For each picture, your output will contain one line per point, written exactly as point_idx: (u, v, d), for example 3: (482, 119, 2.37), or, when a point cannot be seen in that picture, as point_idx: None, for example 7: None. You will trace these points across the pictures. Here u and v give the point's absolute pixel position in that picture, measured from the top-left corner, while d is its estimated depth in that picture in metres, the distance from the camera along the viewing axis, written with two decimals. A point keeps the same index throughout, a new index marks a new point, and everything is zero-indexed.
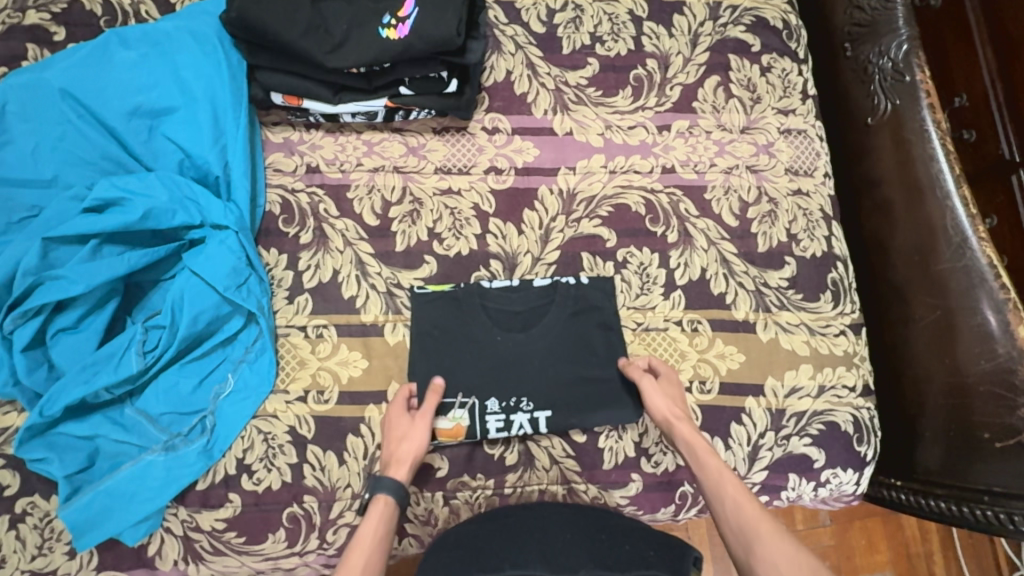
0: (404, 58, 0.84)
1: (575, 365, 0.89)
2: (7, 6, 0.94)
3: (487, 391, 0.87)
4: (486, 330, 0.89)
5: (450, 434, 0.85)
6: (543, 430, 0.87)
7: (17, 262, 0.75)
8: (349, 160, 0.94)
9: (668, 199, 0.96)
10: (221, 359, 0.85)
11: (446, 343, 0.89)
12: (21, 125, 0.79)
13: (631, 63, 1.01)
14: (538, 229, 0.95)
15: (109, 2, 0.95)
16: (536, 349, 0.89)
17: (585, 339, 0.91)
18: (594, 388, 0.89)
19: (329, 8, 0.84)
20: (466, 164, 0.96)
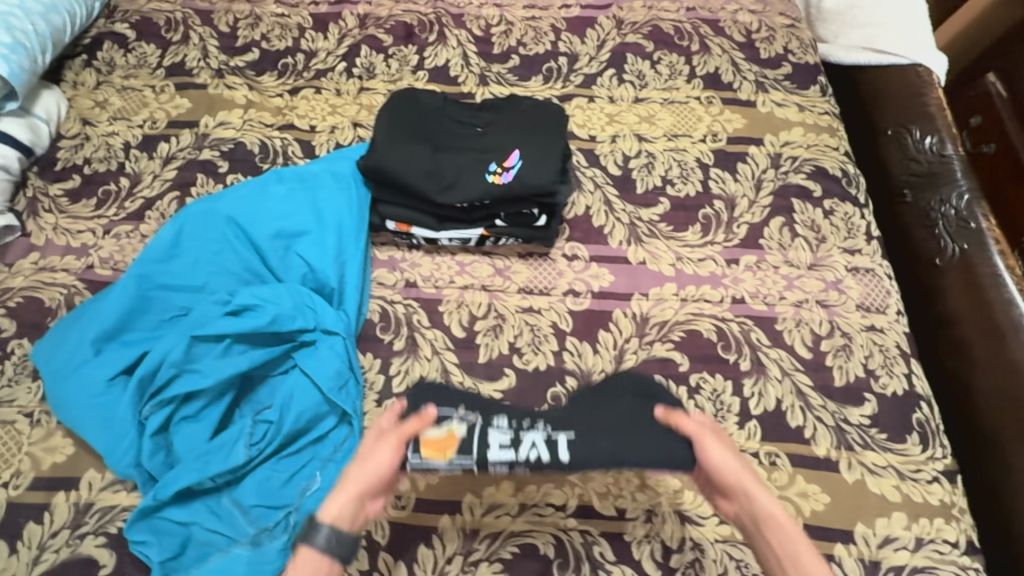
0: (509, 197, 0.98)
1: (612, 412, 0.84)
2: (188, 146, 1.19)
3: (493, 414, 0.81)
4: (492, 394, 0.87)
5: (433, 446, 0.77)
6: (561, 459, 0.77)
7: (163, 356, 0.86)
8: (443, 277, 1.06)
9: (739, 328, 1.00)
10: (311, 455, 0.90)
11: (446, 396, 0.87)
12: (189, 240, 0.94)
13: (699, 202, 1.12)
14: (613, 349, 1.00)
15: (266, 144, 1.19)
16: (563, 407, 0.87)
17: (624, 408, 0.86)
18: (637, 433, 0.81)
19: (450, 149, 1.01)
20: (547, 285, 1.06)
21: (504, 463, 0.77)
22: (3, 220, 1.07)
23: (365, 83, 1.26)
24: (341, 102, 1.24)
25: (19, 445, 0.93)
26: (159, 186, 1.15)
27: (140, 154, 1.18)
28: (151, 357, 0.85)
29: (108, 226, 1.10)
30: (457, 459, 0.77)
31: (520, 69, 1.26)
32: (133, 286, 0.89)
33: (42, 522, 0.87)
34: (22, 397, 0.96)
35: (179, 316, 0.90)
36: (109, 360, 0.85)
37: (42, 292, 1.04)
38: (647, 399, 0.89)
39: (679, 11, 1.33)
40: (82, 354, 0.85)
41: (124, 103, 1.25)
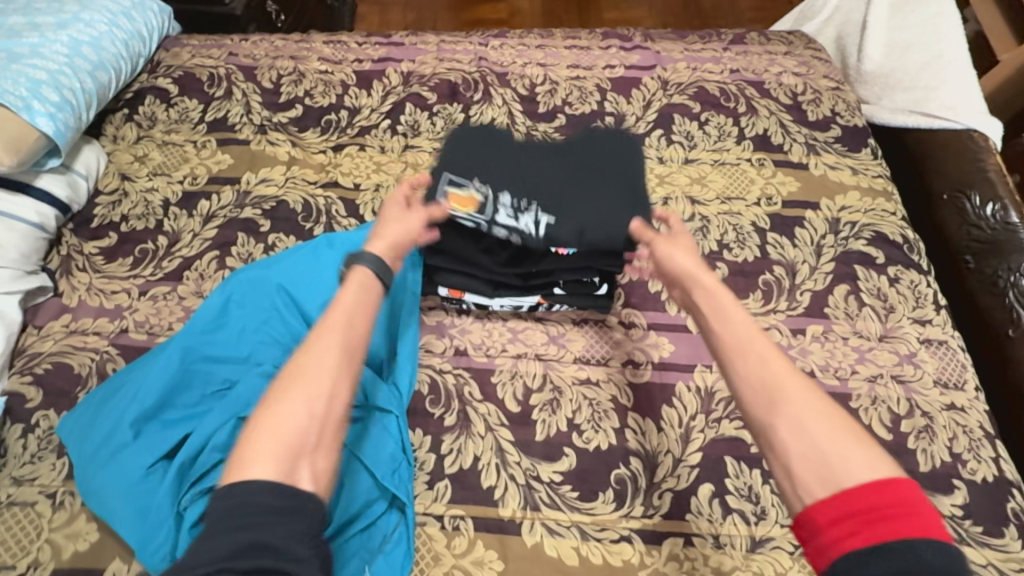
0: (590, 250, 0.91)
1: (598, 201, 0.91)
2: (229, 204, 1.16)
3: (505, 185, 0.91)
4: (522, 150, 0.97)
5: (460, 204, 0.88)
6: (543, 234, 0.88)
7: (208, 437, 0.80)
8: (495, 345, 1.01)
9: None
10: (359, 546, 0.82)
11: (481, 135, 0.98)
12: (236, 309, 0.90)
13: (758, 268, 1.08)
14: (678, 426, 0.94)
15: (309, 202, 1.16)
16: (568, 164, 0.96)
17: (607, 178, 0.94)
18: (615, 212, 0.90)
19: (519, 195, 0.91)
20: (604, 355, 1.01)
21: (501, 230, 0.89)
22: (37, 280, 1.02)
23: (410, 141, 1.25)
24: (386, 159, 1.22)
25: (38, 530, 0.85)
26: (198, 245, 1.11)
27: (180, 212, 1.15)
28: (197, 437, 0.80)
29: (144, 287, 1.06)
30: (475, 217, 0.88)
31: (567, 128, 1.25)
32: (178, 359, 0.84)
33: None
34: (45, 475, 0.89)
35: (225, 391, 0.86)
36: (150, 440, 0.79)
37: (72, 358, 0.99)
38: (636, 197, 0.93)
39: (723, 73, 1.33)
40: (122, 433, 0.79)
41: (165, 158, 1.23)
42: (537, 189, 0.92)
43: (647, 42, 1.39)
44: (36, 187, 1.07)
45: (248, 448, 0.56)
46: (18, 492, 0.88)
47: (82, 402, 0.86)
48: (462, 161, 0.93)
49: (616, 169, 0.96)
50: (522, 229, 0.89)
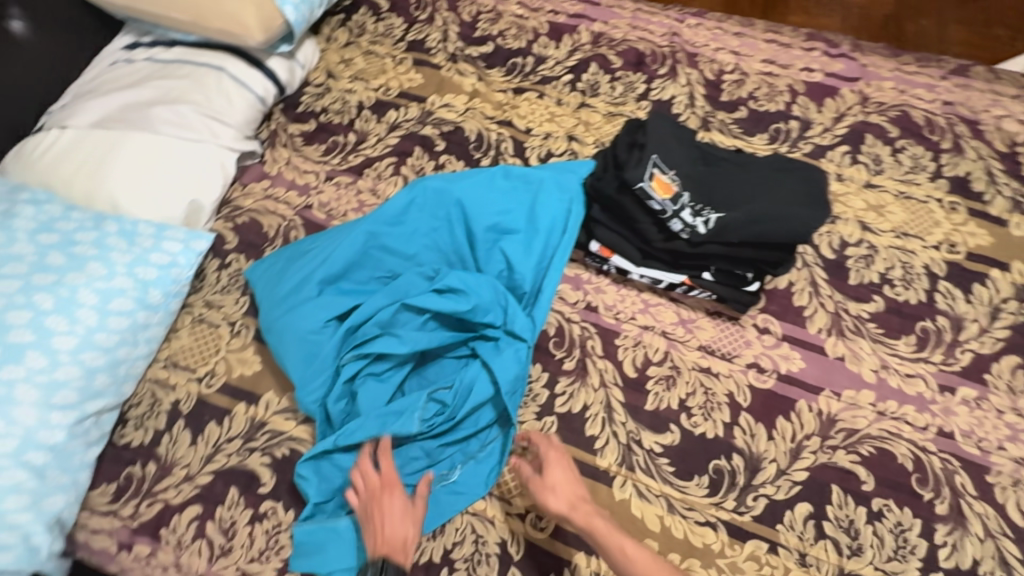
0: (758, 243, 0.92)
1: (782, 207, 0.91)
2: (413, 119, 1.26)
3: (692, 181, 0.95)
4: (705, 153, 1.02)
5: (658, 188, 0.92)
6: (713, 233, 0.91)
7: (372, 312, 0.92)
8: (625, 311, 1.04)
9: (942, 464, 0.90)
10: (458, 447, 0.92)
11: (676, 128, 1.03)
12: (416, 211, 0.99)
13: (919, 313, 1.01)
14: (790, 441, 0.93)
15: (483, 134, 1.23)
16: (752, 172, 0.97)
17: (791, 189, 0.94)
18: (790, 221, 0.90)
19: (693, 184, 0.95)
20: (730, 351, 1.01)
21: (677, 222, 0.93)
22: (250, 145, 1.18)
23: (586, 99, 1.27)
24: (561, 112, 1.26)
25: (217, 348, 1.02)
26: (381, 149, 1.22)
27: (370, 116, 1.27)
28: (364, 311, 0.91)
29: (330, 174, 1.19)
30: (665, 203, 0.92)
31: (747, 122, 1.22)
32: (362, 240, 0.96)
33: (222, 425, 0.95)
34: (229, 306, 1.05)
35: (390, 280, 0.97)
36: (327, 301, 0.92)
37: (264, 218, 1.14)
38: (819, 209, 0.92)
39: (936, 103, 1.22)
40: (307, 289, 0.93)
41: (366, 65, 1.34)
42: (711, 182, 0.96)
43: (856, 52, 1.30)
44: (266, 66, 1.21)
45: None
46: (207, 313, 1.05)
47: (277, 253, 1.02)
48: (661, 145, 0.97)
49: (794, 171, 0.97)
50: (694, 226, 0.92)
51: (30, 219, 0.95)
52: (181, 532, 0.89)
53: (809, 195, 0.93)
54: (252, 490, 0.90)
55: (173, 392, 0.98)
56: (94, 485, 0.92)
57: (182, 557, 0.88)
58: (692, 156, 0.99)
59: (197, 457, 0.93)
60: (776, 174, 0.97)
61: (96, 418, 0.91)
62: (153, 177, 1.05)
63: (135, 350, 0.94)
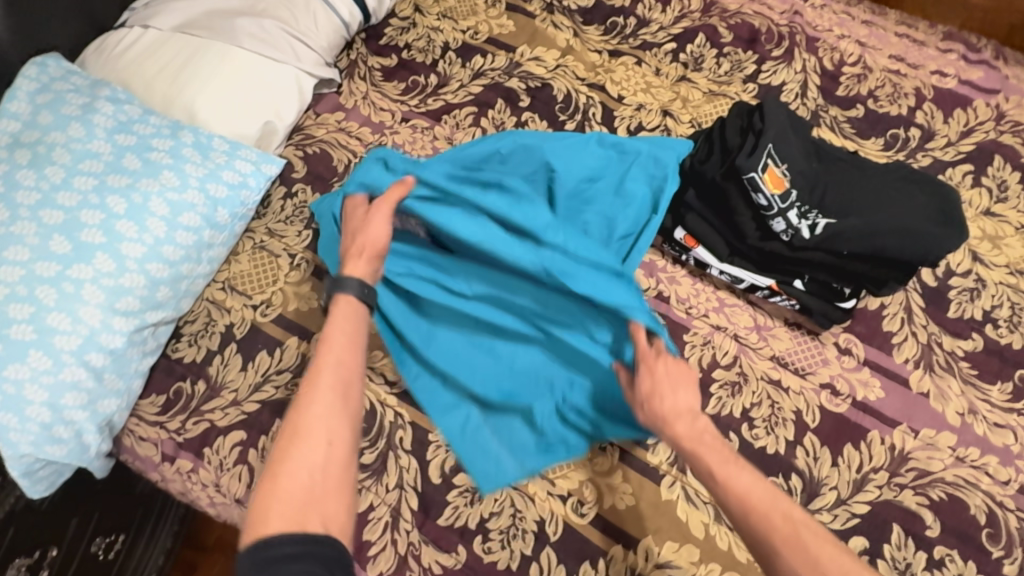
0: (869, 257, 0.84)
1: (905, 223, 0.82)
2: (500, 68, 1.18)
3: (805, 180, 0.87)
4: (820, 151, 0.92)
5: (769, 181, 0.84)
6: (820, 240, 0.84)
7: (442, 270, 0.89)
8: (699, 306, 0.98)
9: (1018, 524, 0.84)
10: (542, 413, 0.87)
11: (791, 118, 0.93)
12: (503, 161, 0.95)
13: (1021, 360, 0.93)
14: (855, 471, 0.88)
15: (571, 95, 1.15)
16: (872, 178, 0.88)
17: (916, 203, 0.85)
18: (911, 239, 0.82)
19: (806, 184, 0.87)
20: (804, 367, 0.94)
21: (782, 222, 0.85)
22: (331, 73, 1.12)
23: (688, 73, 1.17)
24: (658, 83, 1.16)
25: (276, 278, 1.00)
26: (462, 96, 1.15)
27: (455, 59, 1.19)
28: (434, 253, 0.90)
29: (406, 114, 1.13)
30: (773, 199, 0.84)
31: (862, 122, 1.11)
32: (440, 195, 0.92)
33: (273, 356, 0.94)
34: (291, 238, 1.03)
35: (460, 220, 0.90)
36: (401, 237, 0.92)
37: (335, 151, 1.10)
38: (946, 229, 0.83)
39: None
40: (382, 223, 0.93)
41: (456, 3, 1.26)
42: (826, 183, 0.87)
43: (999, 61, 1.16)
44: None
45: (263, 499, 0.60)
46: (268, 240, 1.02)
47: (342, 192, 0.99)
48: (778, 135, 0.88)
49: (921, 184, 0.88)
50: (800, 230, 0.85)
51: (108, 117, 0.93)
52: (223, 454, 0.89)
53: (936, 215, 0.84)
54: None
55: (228, 315, 0.97)
56: (144, 394, 0.93)
57: (222, 478, 0.88)
58: (805, 152, 0.91)
59: (245, 383, 0.93)
60: (901, 186, 0.88)
61: (154, 329, 0.91)
62: (231, 91, 1.01)
63: (197, 268, 0.93)
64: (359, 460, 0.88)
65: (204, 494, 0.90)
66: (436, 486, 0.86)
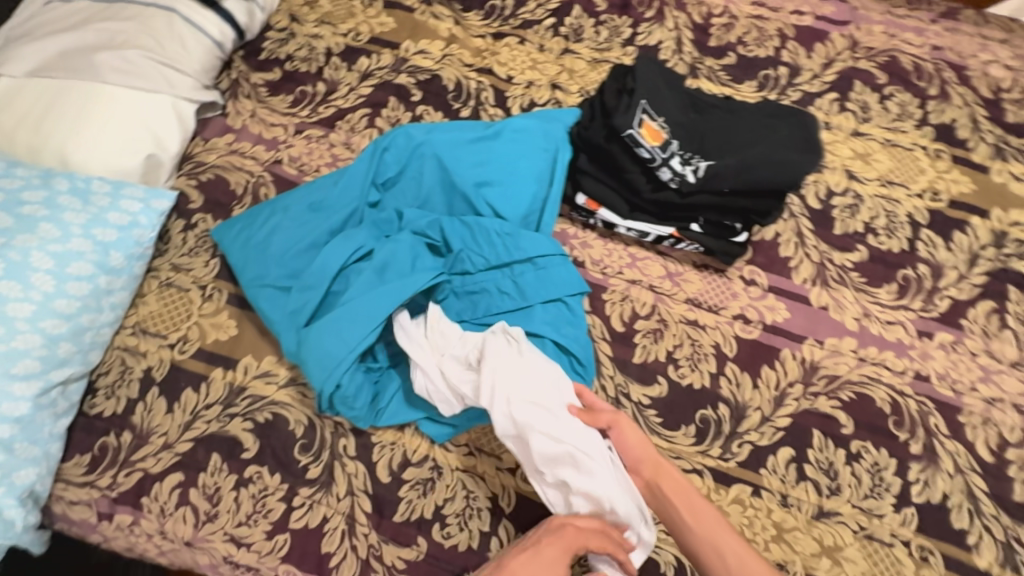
0: (746, 190, 0.90)
1: (770, 156, 0.90)
2: (386, 66, 1.18)
3: (680, 132, 0.93)
4: (695, 101, 0.99)
5: (647, 134, 0.89)
6: (699, 182, 0.90)
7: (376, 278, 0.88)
8: (613, 266, 1.02)
9: (917, 407, 0.93)
10: None
11: (664, 75, 0.99)
12: (387, 185, 0.96)
13: (901, 261, 1.02)
14: (774, 389, 0.95)
15: (461, 83, 1.17)
16: (741, 120, 0.96)
17: (781, 137, 0.93)
18: (777, 170, 0.89)
19: (683, 134, 0.93)
20: (716, 303, 1.00)
21: (663, 173, 0.91)
22: (211, 95, 1.09)
23: (570, 45, 1.21)
24: (543, 58, 1.19)
25: (189, 312, 0.97)
26: (353, 99, 1.14)
27: (340, 63, 1.18)
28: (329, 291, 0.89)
29: (299, 126, 1.11)
30: (653, 150, 0.89)
31: (735, 69, 1.18)
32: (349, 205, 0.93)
33: (199, 392, 0.92)
34: (199, 269, 1.00)
35: (382, 229, 0.93)
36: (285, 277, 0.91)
37: (230, 174, 1.07)
38: (807, 155, 0.91)
39: (924, 48, 1.20)
40: (278, 266, 0.91)
41: (333, 8, 1.24)
42: (701, 130, 0.94)
43: None
44: (223, 8, 1.12)
45: None
46: (175, 276, 0.99)
47: (241, 219, 0.97)
48: (650, 91, 0.94)
49: (783, 119, 0.96)
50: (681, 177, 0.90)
51: None
52: (163, 500, 0.86)
53: (797, 146, 0.93)
54: (235, 455, 0.88)
55: (145, 360, 0.94)
56: (67, 456, 0.89)
57: (166, 524, 0.86)
58: (681, 105, 0.97)
59: (174, 425, 0.90)
60: (767, 122, 0.96)
61: (63, 388, 0.87)
62: (104, 128, 0.97)
63: (99, 317, 0.89)
64: (305, 476, 0.87)
65: (150, 544, 0.87)
66: (386, 485, 0.87)
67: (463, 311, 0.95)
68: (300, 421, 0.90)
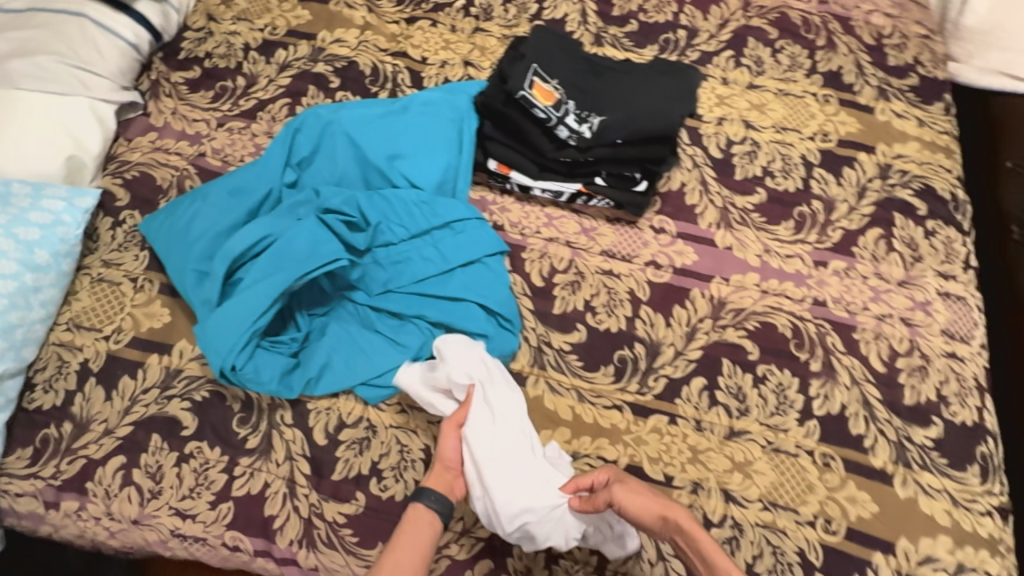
0: (634, 139, 1.00)
1: (652, 107, 1.00)
2: (304, 57, 1.22)
3: (574, 92, 1.01)
4: (590, 61, 1.06)
5: (539, 95, 0.99)
6: (591, 136, 0.98)
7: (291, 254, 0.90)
8: (530, 227, 1.07)
9: (816, 330, 1.00)
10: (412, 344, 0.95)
11: (561, 43, 1.07)
12: (302, 165, 1.02)
13: (797, 199, 1.10)
14: (685, 326, 1.01)
15: (377, 67, 1.21)
16: (630, 77, 1.05)
17: (663, 91, 1.03)
18: (658, 120, 0.99)
19: (576, 93, 1.01)
20: (629, 253, 1.06)
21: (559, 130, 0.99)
22: (130, 96, 1.13)
23: (481, 24, 1.26)
24: (455, 38, 1.25)
25: (122, 304, 1.00)
26: (272, 91, 1.18)
27: (259, 57, 1.22)
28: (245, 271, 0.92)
29: (221, 120, 1.15)
30: (547, 109, 0.98)
31: (637, 35, 1.24)
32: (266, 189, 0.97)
33: (137, 378, 0.95)
34: (129, 263, 1.03)
35: (297, 209, 0.96)
36: (204, 260, 0.93)
37: (155, 170, 1.10)
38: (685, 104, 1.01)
39: (811, 3, 1.28)
40: (198, 251, 0.94)
41: (249, 6, 1.27)
42: (594, 88, 1.03)
43: None
44: (135, 10, 1.15)
45: None
46: (106, 272, 1.02)
47: (164, 211, 1.00)
48: (544, 58, 1.03)
49: (667, 76, 1.06)
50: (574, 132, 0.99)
51: None
52: (107, 483, 0.90)
53: (678, 98, 1.03)
54: (175, 434, 0.92)
55: (81, 353, 0.96)
56: (9, 451, 0.92)
57: (112, 505, 0.89)
58: (576, 66, 1.05)
59: (114, 412, 0.93)
60: (653, 80, 1.05)
61: None
62: (20, 133, 1.00)
63: (29, 314, 0.93)
64: (244, 447, 0.91)
65: (99, 527, 0.90)
66: (323, 447, 0.91)
67: (390, 281, 0.99)
68: (237, 397, 0.94)
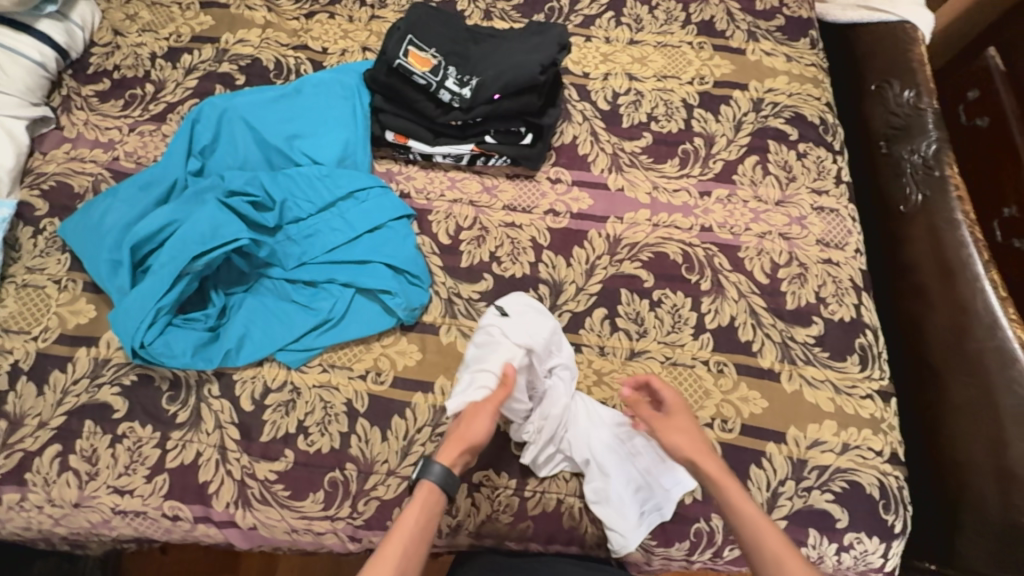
0: (510, 94, 1.09)
1: (522, 63, 1.10)
2: (209, 59, 1.28)
3: (451, 58, 1.11)
4: (465, 30, 1.16)
5: (418, 62, 1.07)
6: (471, 95, 1.08)
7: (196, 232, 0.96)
8: (435, 191, 1.13)
9: (704, 253, 1.08)
10: (326, 307, 1.01)
11: (438, 16, 1.17)
12: (205, 154, 1.08)
13: (680, 138, 1.18)
14: (585, 264, 1.08)
15: (280, 61, 1.27)
16: (501, 41, 1.15)
17: (532, 48, 1.13)
18: (529, 72, 1.09)
19: (454, 60, 1.11)
20: (529, 204, 1.13)
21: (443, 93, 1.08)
22: (40, 111, 1.17)
23: (377, 12, 1.33)
24: (353, 28, 1.31)
25: (47, 305, 1.04)
26: (181, 93, 1.24)
27: (165, 64, 1.27)
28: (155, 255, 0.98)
29: (132, 125, 1.20)
30: (426, 75, 1.07)
31: (524, 7, 1.32)
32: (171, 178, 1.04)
33: (67, 371, 0.99)
34: (52, 267, 1.07)
35: (202, 192, 1.03)
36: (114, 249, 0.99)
37: (72, 178, 1.14)
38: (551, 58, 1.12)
39: None
40: (108, 241, 0.99)
41: (153, 17, 1.33)
42: (470, 54, 1.12)
43: None
44: (37, 30, 1.20)
45: None
46: (30, 277, 1.06)
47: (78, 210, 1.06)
48: (420, 31, 1.12)
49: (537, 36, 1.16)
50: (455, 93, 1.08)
51: None
52: (45, 471, 0.94)
53: (546, 53, 1.13)
54: (107, 418, 0.96)
55: (11, 355, 1.00)
56: None
57: (53, 491, 0.93)
58: (452, 36, 1.14)
59: (47, 405, 0.97)
60: (524, 41, 1.15)
61: None
62: None
63: None
64: (174, 422, 0.96)
65: (43, 515, 0.94)
66: (250, 412, 0.96)
67: (304, 254, 1.05)
68: (164, 377, 0.98)
